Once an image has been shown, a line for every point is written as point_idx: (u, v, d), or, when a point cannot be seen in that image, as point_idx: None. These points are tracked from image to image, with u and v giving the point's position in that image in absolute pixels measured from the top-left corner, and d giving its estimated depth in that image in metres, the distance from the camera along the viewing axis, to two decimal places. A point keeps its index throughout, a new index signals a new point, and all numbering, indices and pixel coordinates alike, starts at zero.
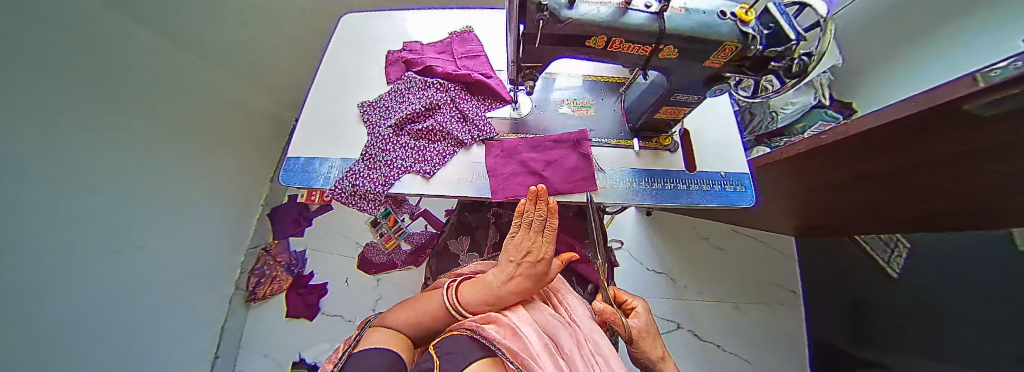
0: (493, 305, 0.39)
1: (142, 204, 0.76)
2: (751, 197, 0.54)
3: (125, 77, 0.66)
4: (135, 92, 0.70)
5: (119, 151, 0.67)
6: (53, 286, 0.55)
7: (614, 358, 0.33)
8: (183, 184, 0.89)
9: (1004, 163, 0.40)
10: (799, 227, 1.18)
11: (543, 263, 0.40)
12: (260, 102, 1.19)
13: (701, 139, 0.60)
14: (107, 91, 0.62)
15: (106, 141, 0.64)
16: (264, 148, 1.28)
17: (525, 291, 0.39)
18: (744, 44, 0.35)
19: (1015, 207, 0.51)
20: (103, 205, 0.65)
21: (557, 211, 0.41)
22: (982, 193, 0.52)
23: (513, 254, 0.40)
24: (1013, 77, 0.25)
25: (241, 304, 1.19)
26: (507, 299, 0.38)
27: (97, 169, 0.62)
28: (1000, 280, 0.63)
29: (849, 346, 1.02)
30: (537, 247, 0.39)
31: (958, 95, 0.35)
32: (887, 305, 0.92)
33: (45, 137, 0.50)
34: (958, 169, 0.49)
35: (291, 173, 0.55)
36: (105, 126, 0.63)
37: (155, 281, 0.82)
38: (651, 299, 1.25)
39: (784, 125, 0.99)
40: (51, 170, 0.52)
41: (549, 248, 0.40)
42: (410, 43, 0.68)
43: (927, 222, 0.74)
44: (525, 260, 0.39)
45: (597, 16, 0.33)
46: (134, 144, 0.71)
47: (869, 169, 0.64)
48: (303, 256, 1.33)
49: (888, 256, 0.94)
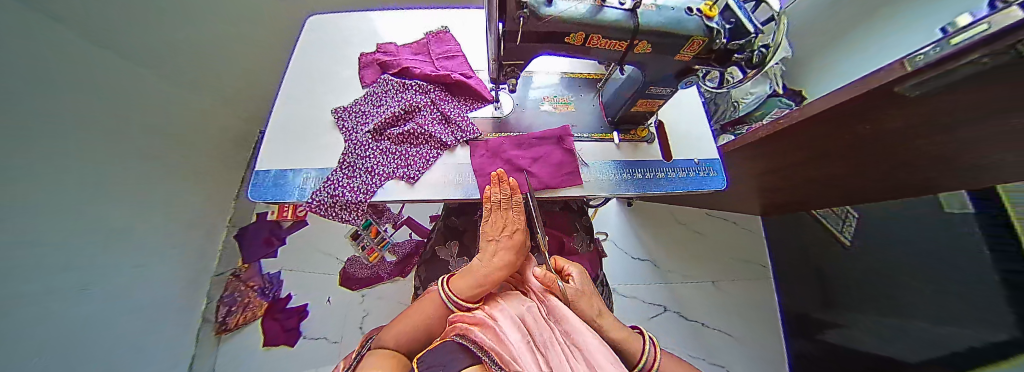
0: (481, 290, 0.40)
1: (113, 232, 0.69)
2: (721, 180, 0.58)
3: (79, 93, 0.59)
4: (93, 109, 0.62)
5: (79, 175, 0.59)
6: (21, 331, 0.48)
7: (594, 344, 0.28)
8: (146, 210, 0.79)
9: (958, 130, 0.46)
10: (764, 206, 1.29)
11: (519, 234, 0.46)
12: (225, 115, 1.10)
13: (675, 130, 0.63)
14: (62, 108, 0.55)
15: (66, 165, 0.56)
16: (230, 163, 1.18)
17: (509, 265, 0.43)
18: (710, 37, 0.38)
19: (945, 169, 0.60)
20: (66, 237, 0.57)
21: (518, 188, 0.48)
22: (914, 160, 0.61)
23: (492, 232, 0.46)
24: (948, 54, 0.34)
25: (211, 338, 1.06)
26: (494, 276, 0.41)
27: (58, 199, 0.55)
28: (943, 237, 0.74)
29: (810, 309, 1.15)
30: (510, 220, 0.46)
31: (890, 78, 0.44)
32: (841, 269, 1.04)
33: (7, 166, 0.45)
34: (905, 140, 0.56)
35: (261, 188, 0.50)
36: (64, 148, 0.56)
37: (123, 319, 0.73)
38: (640, 286, 1.31)
39: (744, 113, 1.07)
40: (14, 201, 0.46)
41: (519, 218, 0.47)
42: (384, 45, 0.66)
43: (869, 193, 0.84)
44: (503, 233, 0.45)
45: (577, 14, 0.34)
46: (96, 166, 0.63)
47: (822, 146, 0.72)
48: (277, 277, 1.23)
49: (839, 225, 1.05)
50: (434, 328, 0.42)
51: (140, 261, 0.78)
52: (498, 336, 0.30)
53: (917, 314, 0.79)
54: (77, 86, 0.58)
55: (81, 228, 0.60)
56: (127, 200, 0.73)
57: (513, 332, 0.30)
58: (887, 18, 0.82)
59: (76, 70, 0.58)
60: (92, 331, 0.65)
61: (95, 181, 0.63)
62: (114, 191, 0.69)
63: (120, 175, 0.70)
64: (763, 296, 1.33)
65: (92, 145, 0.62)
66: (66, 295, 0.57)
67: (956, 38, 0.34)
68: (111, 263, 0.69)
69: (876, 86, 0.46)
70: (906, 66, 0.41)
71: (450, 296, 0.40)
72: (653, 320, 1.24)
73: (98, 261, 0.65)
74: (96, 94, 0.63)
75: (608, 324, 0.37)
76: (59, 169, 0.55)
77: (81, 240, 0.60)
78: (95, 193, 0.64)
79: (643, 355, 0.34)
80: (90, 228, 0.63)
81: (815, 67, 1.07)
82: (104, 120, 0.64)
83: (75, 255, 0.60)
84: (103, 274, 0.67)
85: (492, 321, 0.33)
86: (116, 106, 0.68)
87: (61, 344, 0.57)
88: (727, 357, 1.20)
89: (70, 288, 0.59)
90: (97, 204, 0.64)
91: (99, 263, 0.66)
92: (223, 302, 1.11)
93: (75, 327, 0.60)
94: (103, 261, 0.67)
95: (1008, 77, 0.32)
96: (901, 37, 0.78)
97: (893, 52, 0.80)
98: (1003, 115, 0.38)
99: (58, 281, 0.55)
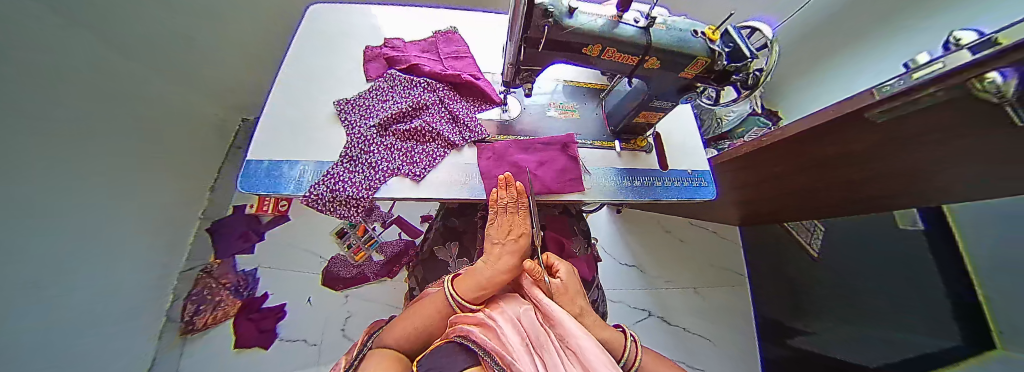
0: (486, 292, 0.41)
1: (74, 221, 0.62)
2: (712, 190, 0.61)
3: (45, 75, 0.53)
4: (56, 90, 0.55)
5: (41, 163, 0.53)
6: None
7: (591, 344, 0.27)
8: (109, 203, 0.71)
9: (924, 155, 0.52)
10: (743, 218, 1.38)
11: (523, 238, 0.45)
12: (203, 99, 1.02)
13: (671, 142, 0.67)
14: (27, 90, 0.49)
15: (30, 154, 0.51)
16: (207, 153, 1.10)
17: (512, 268, 0.43)
18: (712, 58, 0.41)
19: (904, 188, 0.67)
20: (25, 235, 0.51)
21: (525, 193, 0.48)
22: (882, 180, 0.68)
23: (497, 235, 0.45)
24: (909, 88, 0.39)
25: (174, 340, 0.98)
26: (496, 279, 0.41)
27: (22, 191, 0.49)
28: (902, 252, 0.82)
29: (782, 316, 1.23)
30: (516, 224, 0.46)
31: (858, 106, 0.50)
32: (813, 278, 1.12)
33: None
34: (871, 160, 0.62)
35: (252, 179, 0.48)
36: (30, 134, 0.50)
37: (78, 326, 0.65)
38: (628, 291, 1.35)
39: (728, 130, 1.15)
40: None
41: (525, 223, 0.46)
42: (391, 40, 0.65)
43: (838, 208, 0.92)
44: (508, 237, 0.45)
45: (597, 27, 0.36)
46: (56, 154, 0.57)
47: (798, 164, 0.78)
48: (254, 275, 1.16)
49: (808, 236, 1.16)
50: (434, 331, 0.41)
51: (100, 255, 0.70)
52: (496, 336, 0.30)
53: (877, 324, 0.87)
54: (43, 62, 0.52)
55: (42, 215, 0.54)
56: (89, 191, 0.65)
57: (511, 333, 0.30)
58: (853, 52, 0.93)
59: (47, 50, 0.53)
60: (49, 330, 0.58)
61: (56, 162, 0.56)
62: (75, 176, 0.62)
63: (82, 157, 0.63)
64: (740, 303, 1.41)
65: (55, 122, 0.55)
66: (24, 289, 0.51)
67: (916, 73, 0.39)
68: (71, 255, 0.62)
69: (847, 112, 0.51)
70: (875, 95, 0.46)
71: (455, 298, 0.40)
72: (639, 324, 1.28)
73: (58, 252, 0.58)
74: (61, 69, 0.56)
75: (590, 324, 0.38)
76: (23, 148, 0.49)
77: (41, 228, 0.54)
78: (59, 185, 0.57)
79: (624, 352, 0.37)
80: (52, 216, 0.56)
81: (794, 88, 1.17)
82: (67, 101, 0.58)
83: (39, 251, 0.54)
84: (63, 269, 0.60)
85: (490, 321, 0.33)
86: (78, 86, 0.60)
87: (22, 349, 0.52)
88: (706, 361, 1.25)
89: (29, 280, 0.52)
90: (57, 197, 0.57)
91: (61, 262, 0.59)
92: (190, 301, 1.04)
93: (34, 325, 0.54)
94: (63, 253, 0.60)
95: (959, 107, 0.37)
96: (862, 72, 0.89)
97: (857, 81, 0.91)
98: (969, 146, 0.43)
99: (18, 273, 0.50)
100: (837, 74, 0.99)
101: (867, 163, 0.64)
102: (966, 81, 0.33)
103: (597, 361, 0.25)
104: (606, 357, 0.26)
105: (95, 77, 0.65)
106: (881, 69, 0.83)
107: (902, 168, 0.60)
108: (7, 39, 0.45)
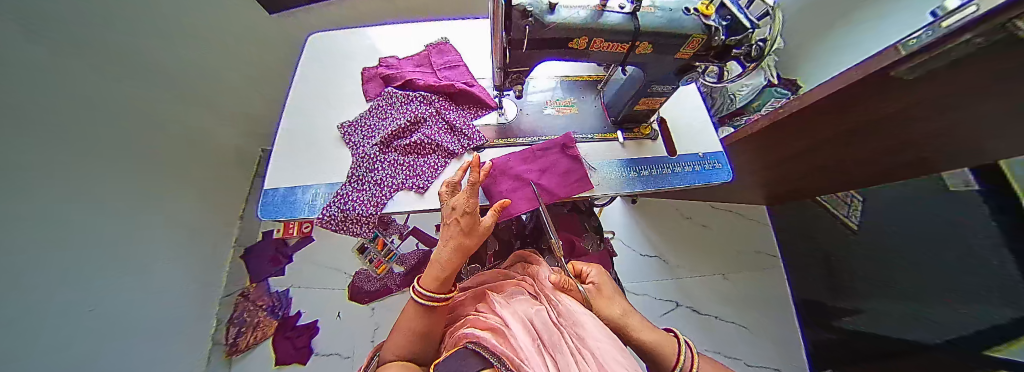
0: (442, 279, 0.40)
1: (82, 252, 0.65)
2: (727, 173, 0.58)
3: (49, 117, 0.56)
4: (61, 131, 0.59)
5: (45, 201, 0.56)
6: None
7: (609, 346, 0.26)
8: (123, 237, 0.76)
9: (975, 98, 0.45)
10: (770, 195, 1.30)
11: (470, 216, 0.40)
12: (221, 132, 1.09)
13: (677, 126, 0.64)
14: (29, 132, 0.52)
15: (33, 190, 0.53)
16: (230, 183, 1.18)
17: (463, 250, 0.41)
18: (709, 35, 0.39)
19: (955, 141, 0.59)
20: (30, 268, 0.54)
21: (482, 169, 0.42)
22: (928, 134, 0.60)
23: (445, 215, 0.43)
24: (943, 36, 0.38)
25: (222, 361, 1.09)
26: (447, 263, 0.40)
27: (22, 227, 0.51)
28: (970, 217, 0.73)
29: (824, 297, 1.15)
30: (459, 202, 0.40)
31: (883, 65, 0.48)
32: (856, 255, 1.06)
33: None
34: (912, 115, 0.56)
35: (270, 206, 0.51)
36: (30, 173, 0.53)
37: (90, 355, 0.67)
38: (649, 284, 1.30)
39: (742, 105, 1.09)
40: None
41: (472, 201, 0.40)
42: (385, 58, 0.67)
43: (879, 172, 0.84)
44: (452, 216, 0.41)
45: (577, 19, 0.35)
46: (62, 192, 0.60)
47: (826, 129, 0.72)
48: (286, 296, 1.23)
49: (846, 210, 1.09)
50: (429, 327, 0.40)
51: (115, 279, 0.74)
52: (507, 338, 0.29)
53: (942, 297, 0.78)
54: (50, 103, 0.56)
55: (47, 235, 0.57)
56: (99, 227, 0.69)
57: (522, 333, 0.30)
58: (866, 16, 0.90)
59: (56, 94, 0.58)
60: (61, 348, 0.61)
61: (60, 185, 0.60)
62: (84, 198, 0.65)
63: (90, 181, 0.66)
64: (775, 286, 1.32)
65: (55, 147, 0.58)
66: (32, 306, 0.54)
67: (944, 22, 0.38)
68: (83, 270, 0.66)
69: (871, 72, 0.50)
70: (901, 50, 0.45)
71: (417, 291, 0.39)
72: (666, 317, 1.23)
73: (67, 270, 0.62)
74: (70, 96, 0.60)
75: (637, 326, 0.34)
76: (25, 173, 0.52)
77: (46, 246, 0.57)
78: (62, 220, 0.60)
79: (677, 359, 0.30)
80: (58, 237, 0.59)
81: (809, 59, 1.13)
82: (73, 141, 0.62)
83: (42, 286, 0.56)
84: (72, 284, 0.63)
85: (501, 325, 0.33)
86: (88, 127, 0.65)
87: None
88: (743, 350, 1.19)
89: (37, 303, 0.55)
90: (62, 232, 0.60)
91: (65, 295, 0.62)
92: (232, 323, 1.15)
93: (41, 342, 0.57)
94: (69, 280, 0.62)
95: (999, 52, 0.35)
96: (874, 25, 0.87)
97: (869, 37, 0.89)
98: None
99: (24, 290, 0.53)
100: (848, 33, 0.97)
101: (913, 116, 0.57)
102: (1003, 25, 0.31)
103: (613, 360, 0.24)
104: (623, 356, 0.25)
105: (110, 118, 0.70)
106: (893, 20, 0.81)
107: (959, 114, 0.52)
108: (14, 84, 0.49)
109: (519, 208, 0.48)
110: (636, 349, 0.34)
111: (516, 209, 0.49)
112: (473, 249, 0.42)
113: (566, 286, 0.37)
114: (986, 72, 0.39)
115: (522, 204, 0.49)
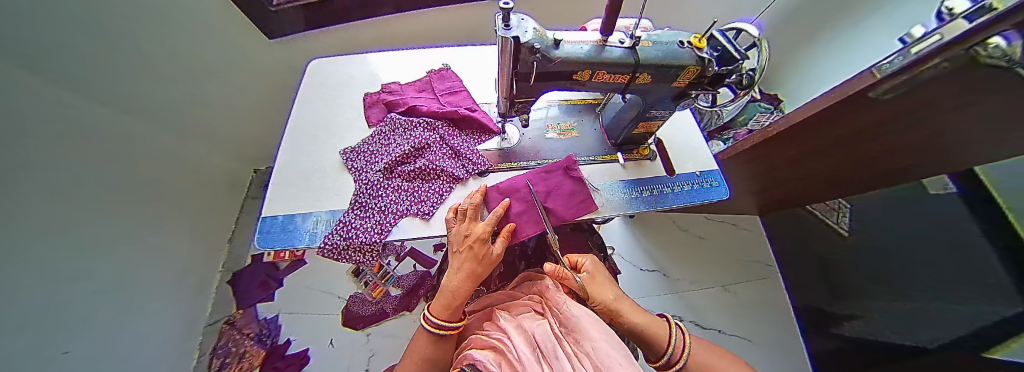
0: (454, 308, 0.39)
1: (68, 282, 0.62)
2: (724, 190, 0.60)
3: (52, 143, 0.56)
4: (61, 157, 0.58)
5: (40, 228, 0.55)
6: None
7: (604, 351, 0.25)
8: (116, 264, 0.74)
9: (941, 109, 0.49)
10: (762, 205, 1.34)
11: (481, 244, 0.42)
12: (208, 155, 1.06)
13: (673, 145, 0.66)
14: (32, 158, 0.52)
15: (28, 217, 0.52)
16: (215, 206, 1.15)
17: (473, 276, 0.41)
18: (703, 66, 0.41)
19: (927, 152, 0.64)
20: (19, 300, 0.51)
21: (501, 203, 0.48)
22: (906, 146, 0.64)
23: (456, 243, 0.44)
24: (913, 62, 0.41)
25: None
26: (458, 290, 0.39)
27: (15, 256, 0.49)
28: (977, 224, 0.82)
29: (823, 303, 1.15)
30: (472, 229, 0.43)
31: (862, 85, 0.51)
32: (848, 261, 1.10)
33: None
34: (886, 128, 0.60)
35: (269, 235, 0.49)
36: (28, 199, 0.52)
37: None
38: (651, 298, 1.29)
39: (730, 119, 1.14)
40: None
41: (484, 228, 0.43)
42: (388, 85, 0.68)
43: (859, 181, 0.88)
44: (464, 243, 0.43)
45: (581, 54, 0.37)
46: (56, 220, 0.58)
47: (809, 142, 0.76)
48: (275, 323, 1.17)
49: (835, 217, 1.17)
50: (437, 356, 0.40)
51: (96, 313, 0.70)
52: (513, 361, 0.29)
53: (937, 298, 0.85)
54: (51, 128, 0.56)
55: (36, 271, 0.55)
56: (87, 256, 0.66)
57: (526, 349, 0.30)
58: (860, 22, 0.97)
59: (60, 120, 0.58)
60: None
61: (58, 220, 0.58)
62: (76, 232, 0.63)
63: (82, 211, 0.64)
64: (775, 296, 1.32)
65: (56, 183, 0.57)
66: (23, 342, 0.52)
67: (917, 47, 0.41)
68: (69, 304, 0.63)
69: (851, 92, 0.53)
70: (875, 74, 0.49)
71: (428, 319, 0.38)
72: None
73: (52, 304, 0.59)
74: (71, 121, 0.60)
75: (628, 310, 0.39)
76: (25, 210, 0.51)
77: (33, 282, 0.54)
78: (53, 250, 0.58)
79: (669, 343, 0.34)
80: (47, 271, 0.57)
81: (812, 62, 1.18)
82: (73, 166, 0.61)
83: (30, 318, 0.54)
84: (55, 318, 0.60)
85: (506, 346, 0.33)
86: (85, 153, 0.64)
87: None
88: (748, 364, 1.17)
89: (21, 339, 0.52)
90: (51, 262, 0.58)
91: (49, 329, 0.58)
92: (215, 355, 1.09)
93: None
94: (51, 314, 0.59)
95: (963, 72, 0.39)
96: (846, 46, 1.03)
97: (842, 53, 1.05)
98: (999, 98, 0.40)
99: (14, 328, 0.50)
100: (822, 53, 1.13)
101: (896, 128, 0.60)
102: (965, 50, 0.34)
103: (608, 356, 0.24)
104: (619, 352, 0.25)
105: (105, 143, 0.69)
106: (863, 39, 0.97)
107: (939, 126, 0.55)
108: (20, 109, 0.49)
109: (527, 231, 0.48)
110: (629, 334, 0.38)
111: (525, 231, 0.48)
112: (483, 277, 0.42)
113: (563, 276, 0.40)
114: (962, 88, 0.42)
115: (530, 227, 0.48)
